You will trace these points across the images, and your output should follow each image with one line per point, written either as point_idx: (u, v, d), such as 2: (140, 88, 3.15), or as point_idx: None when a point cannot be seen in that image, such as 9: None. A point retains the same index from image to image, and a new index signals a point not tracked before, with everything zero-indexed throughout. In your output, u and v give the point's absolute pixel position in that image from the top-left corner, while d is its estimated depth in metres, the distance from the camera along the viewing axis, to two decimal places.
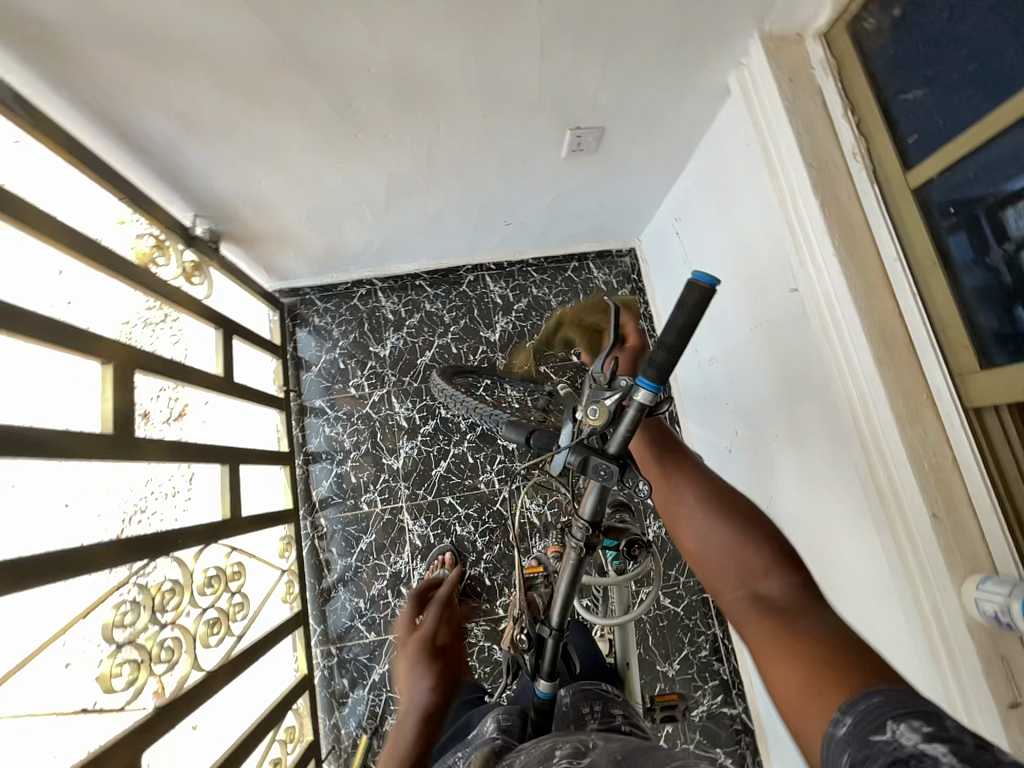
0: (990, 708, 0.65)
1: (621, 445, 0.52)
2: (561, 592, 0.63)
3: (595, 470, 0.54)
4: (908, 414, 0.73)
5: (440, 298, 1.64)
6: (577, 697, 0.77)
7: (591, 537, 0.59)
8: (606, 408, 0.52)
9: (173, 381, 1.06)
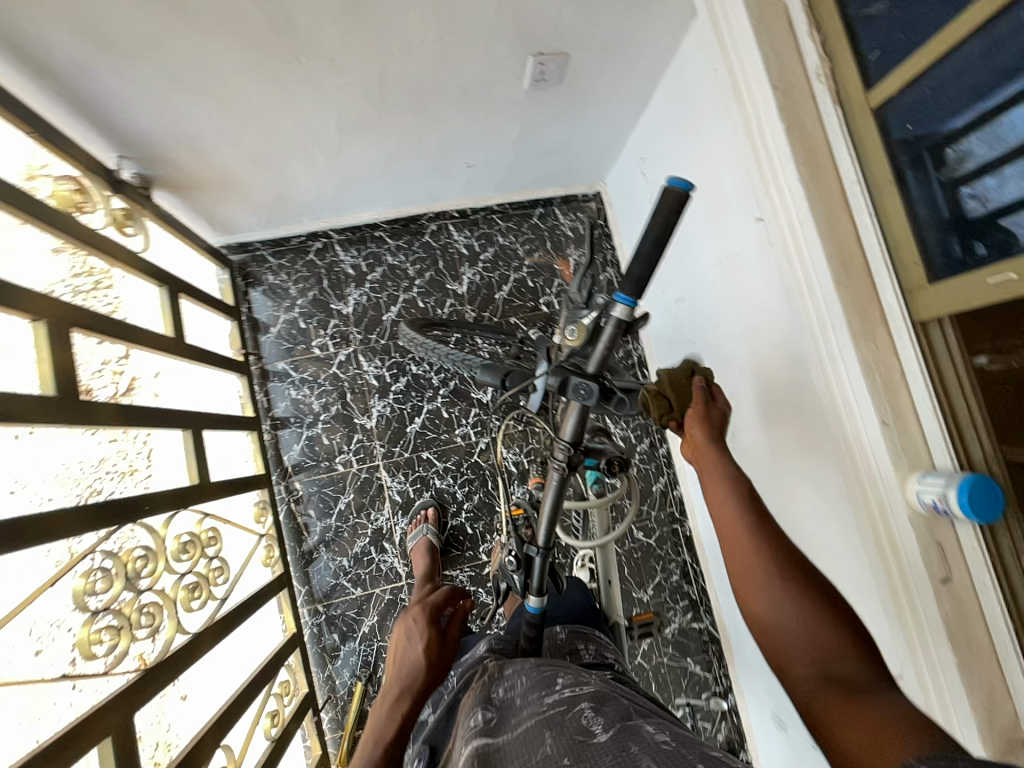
0: (927, 588, 0.73)
1: (599, 362, 0.55)
2: (546, 511, 0.65)
3: (575, 390, 0.57)
4: (863, 333, 0.77)
5: (402, 250, 1.57)
6: (572, 634, 0.81)
7: (572, 457, 0.61)
8: (582, 326, 0.55)
9: (116, 341, 0.99)
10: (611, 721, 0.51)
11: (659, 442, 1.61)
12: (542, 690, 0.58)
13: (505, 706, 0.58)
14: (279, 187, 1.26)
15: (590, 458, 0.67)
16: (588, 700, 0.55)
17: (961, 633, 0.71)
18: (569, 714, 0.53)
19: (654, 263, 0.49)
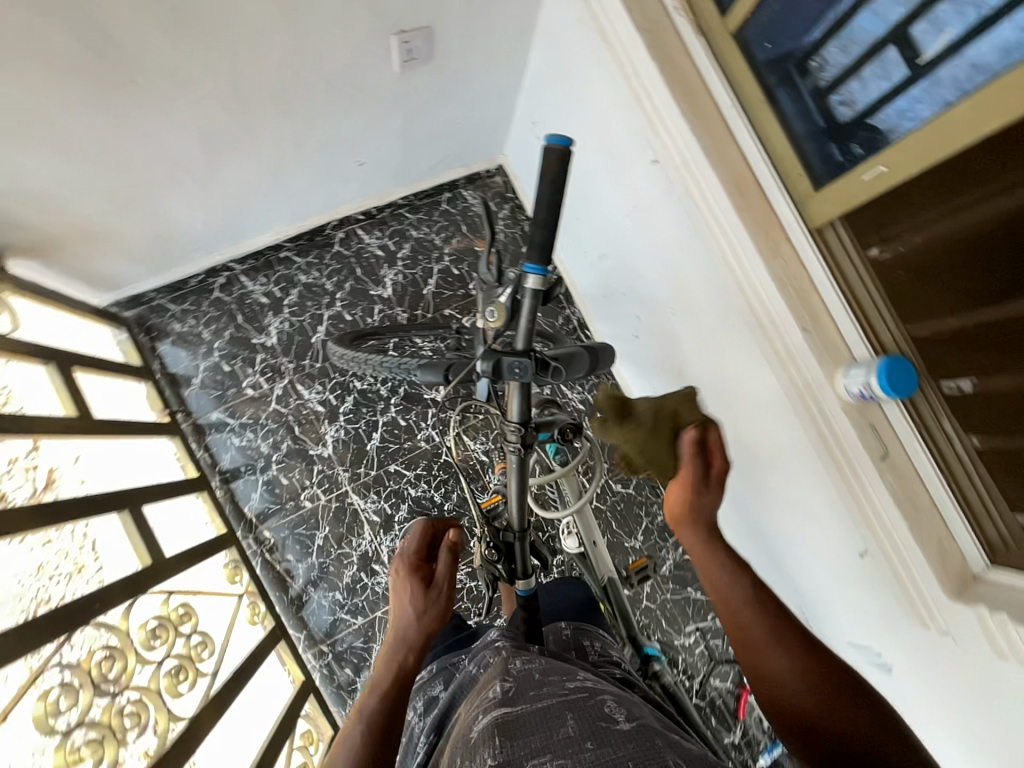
0: (872, 469, 0.79)
1: (526, 337, 0.54)
2: (513, 496, 0.65)
3: (510, 370, 0.55)
4: (769, 251, 0.81)
5: (315, 266, 1.48)
6: (577, 630, 0.83)
7: (527, 437, 0.61)
8: (501, 306, 0.54)
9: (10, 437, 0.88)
10: (632, 715, 0.53)
11: None
12: (563, 675, 0.60)
13: (524, 680, 0.60)
14: (157, 228, 1.15)
15: (543, 433, 0.66)
16: (609, 695, 0.57)
17: (906, 499, 0.79)
18: (591, 701, 0.56)
19: (555, 225, 0.48)
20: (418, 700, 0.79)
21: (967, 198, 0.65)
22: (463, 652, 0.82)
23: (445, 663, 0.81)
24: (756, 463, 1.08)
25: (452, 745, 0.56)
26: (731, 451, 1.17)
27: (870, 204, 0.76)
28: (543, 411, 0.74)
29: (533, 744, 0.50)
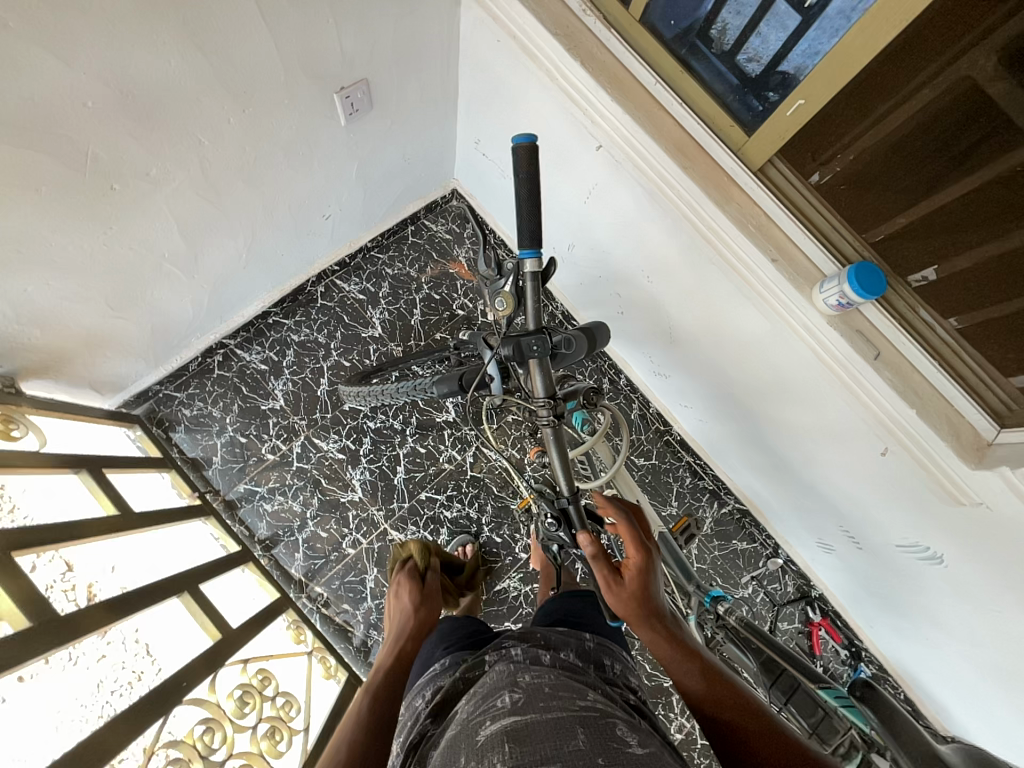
0: (869, 370, 0.85)
1: (537, 315, 0.60)
2: (557, 463, 0.69)
3: (529, 348, 0.62)
4: (723, 198, 0.88)
5: (304, 324, 1.54)
6: (600, 644, 0.69)
7: (557, 407, 0.66)
8: (507, 293, 0.60)
9: (61, 547, 0.91)
10: (645, 741, 0.46)
11: (618, 375, 1.70)
12: (572, 692, 0.52)
13: (534, 691, 0.51)
14: (153, 321, 1.19)
15: (571, 402, 0.71)
16: (621, 716, 0.49)
17: (909, 390, 0.84)
18: (602, 719, 0.47)
19: (535, 215, 0.54)
20: (425, 690, 0.68)
21: (881, 111, 0.75)
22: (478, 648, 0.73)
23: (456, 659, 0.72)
24: (763, 399, 1.13)
25: (443, 744, 0.48)
26: (736, 395, 1.22)
27: (799, 136, 0.83)
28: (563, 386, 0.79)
29: (543, 752, 0.41)
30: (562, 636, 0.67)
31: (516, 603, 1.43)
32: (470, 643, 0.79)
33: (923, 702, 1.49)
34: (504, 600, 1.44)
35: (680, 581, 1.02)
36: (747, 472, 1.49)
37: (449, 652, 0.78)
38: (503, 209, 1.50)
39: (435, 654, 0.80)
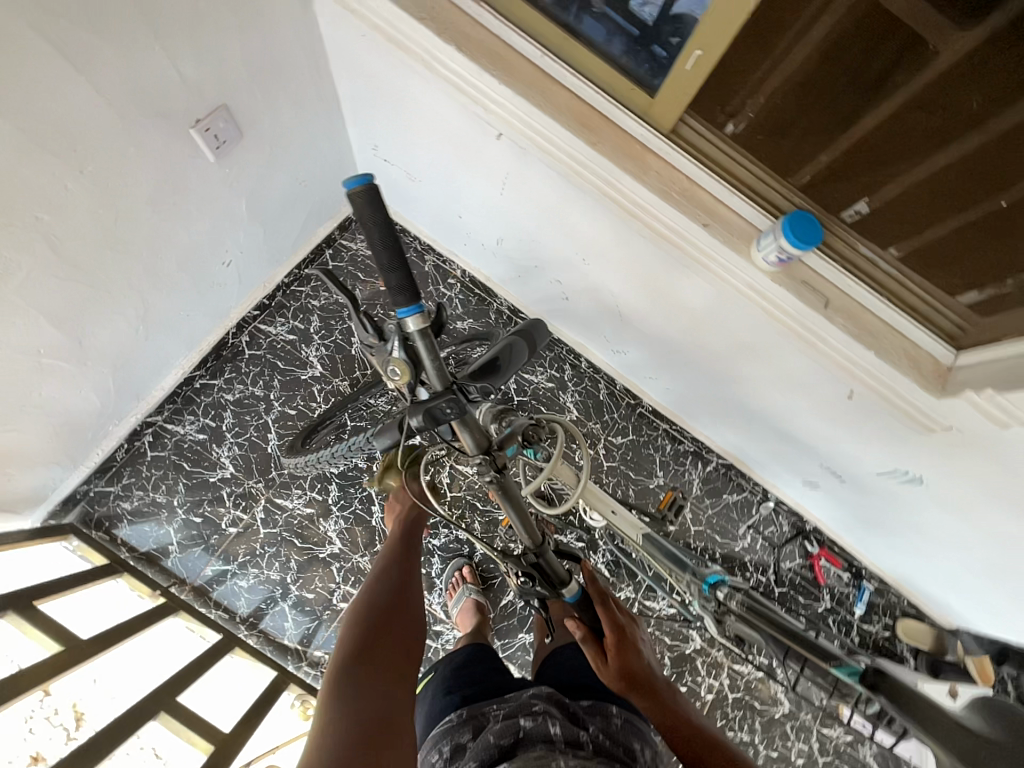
0: (821, 319, 0.81)
1: (439, 377, 0.58)
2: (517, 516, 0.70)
3: (443, 412, 0.59)
4: (640, 167, 0.81)
5: (236, 381, 1.41)
6: (627, 721, 0.70)
7: (497, 461, 0.66)
8: (399, 361, 0.57)
9: (15, 702, 0.80)
10: None
11: (578, 359, 1.65)
12: None
13: None
14: (55, 423, 1.06)
15: (511, 447, 0.67)
16: None
17: (863, 330, 0.81)
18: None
19: (403, 269, 0.52)
20: (443, 743, 0.67)
21: (785, 44, 0.69)
22: (496, 702, 0.70)
23: (474, 710, 0.70)
24: (724, 361, 1.10)
25: None
26: (698, 360, 1.18)
27: (705, 86, 0.77)
28: (501, 423, 0.74)
29: None
30: (587, 712, 0.69)
31: (524, 614, 1.39)
32: (484, 690, 0.77)
33: (927, 605, 1.54)
34: (512, 613, 1.39)
35: (676, 571, 1.02)
36: (723, 428, 1.47)
37: (464, 698, 0.76)
38: (427, 213, 1.40)
39: (450, 701, 0.77)
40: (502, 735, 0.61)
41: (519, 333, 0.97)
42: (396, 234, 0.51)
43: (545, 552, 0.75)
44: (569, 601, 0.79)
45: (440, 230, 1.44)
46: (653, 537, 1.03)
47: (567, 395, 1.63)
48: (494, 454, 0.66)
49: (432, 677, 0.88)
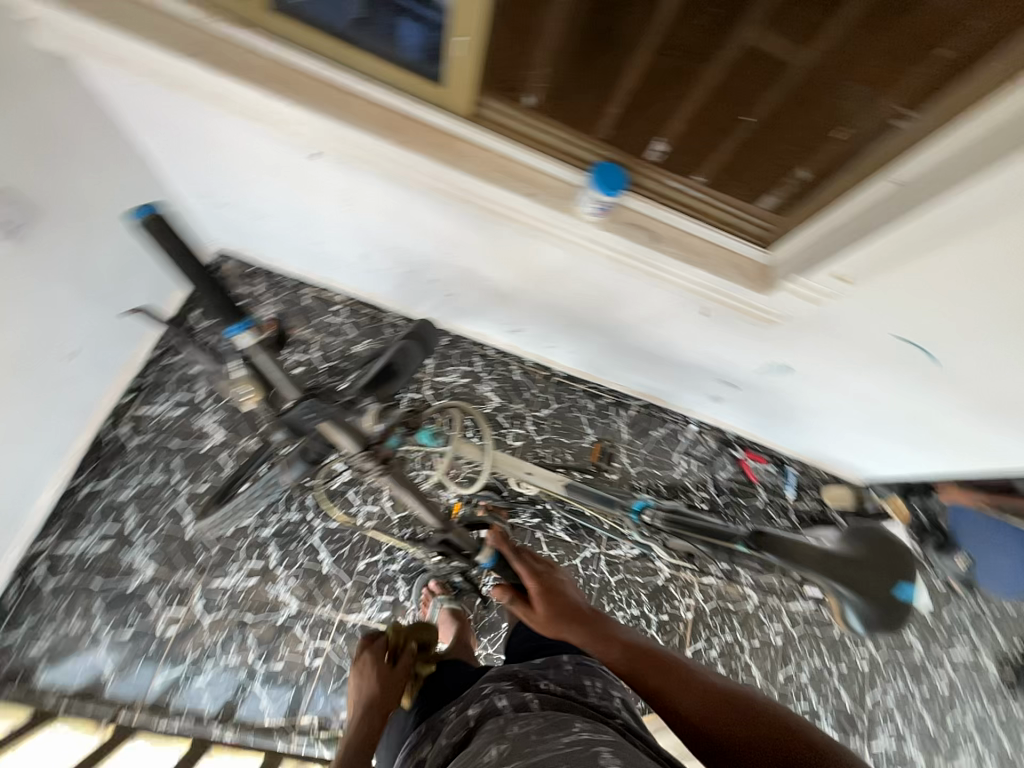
0: (655, 254, 0.90)
1: (286, 382, 0.80)
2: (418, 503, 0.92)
3: (305, 414, 0.80)
4: (460, 154, 0.84)
5: (128, 476, 1.30)
6: (577, 665, 0.81)
7: (380, 452, 0.88)
8: (247, 380, 0.80)
9: None
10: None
11: (484, 349, 1.68)
12: (560, 731, 0.63)
13: (518, 739, 0.63)
14: None
15: (393, 438, 0.91)
16: (604, 746, 0.60)
17: (693, 253, 0.91)
18: (585, 753, 0.59)
19: (226, 301, 0.74)
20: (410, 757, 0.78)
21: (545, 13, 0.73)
22: (453, 705, 0.79)
23: (429, 723, 0.81)
24: (600, 311, 1.19)
25: None
26: (583, 317, 1.26)
27: (490, 65, 0.80)
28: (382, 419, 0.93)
29: None
30: (538, 670, 0.80)
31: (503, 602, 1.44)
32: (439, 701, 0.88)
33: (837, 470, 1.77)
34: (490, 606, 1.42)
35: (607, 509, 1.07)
36: (630, 373, 1.58)
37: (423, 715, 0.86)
38: (285, 246, 1.36)
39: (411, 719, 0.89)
40: (455, 732, 0.72)
41: (409, 335, 0.94)
42: (205, 270, 0.73)
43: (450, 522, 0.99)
44: (487, 566, 1.04)
45: (308, 261, 1.41)
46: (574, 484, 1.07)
47: (484, 385, 1.66)
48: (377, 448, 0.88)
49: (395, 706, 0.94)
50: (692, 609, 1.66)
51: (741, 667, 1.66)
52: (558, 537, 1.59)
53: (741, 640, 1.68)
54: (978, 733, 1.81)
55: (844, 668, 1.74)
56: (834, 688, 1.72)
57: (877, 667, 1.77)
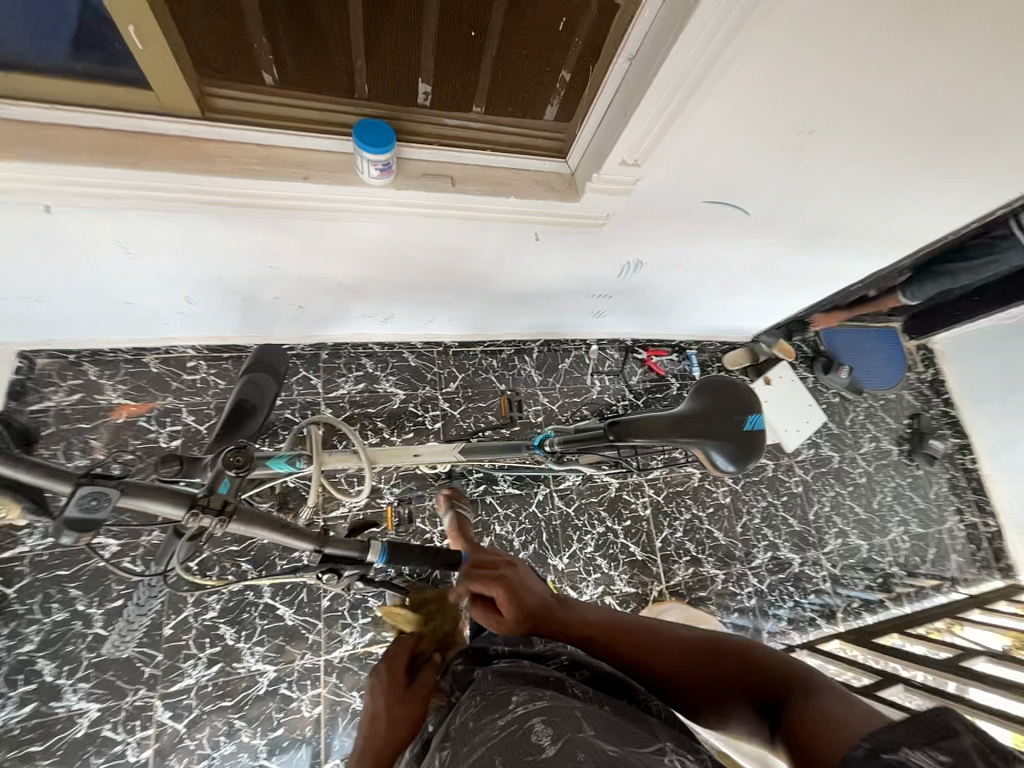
0: (459, 194, 0.87)
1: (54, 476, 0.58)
2: (286, 537, 0.70)
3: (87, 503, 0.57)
4: (212, 159, 0.77)
5: (22, 627, 1.15)
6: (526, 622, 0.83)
7: (212, 504, 0.62)
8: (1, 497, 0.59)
9: None
10: (559, 733, 0.56)
11: (369, 348, 1.62)
12: (493, 714, 0.62)
13: (451, 740, 0.62)
14: None
15: (224, 483, 0.65)
16: (537, 715, 0.59)
17: (495, 183, 0.90)
18: (520, 732, 0.57)
19: None
20: None
21: None
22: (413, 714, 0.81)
23: None
24: (452, 268, 1.18)
25: None
26: (442, 280, 1.24)
27: (197, 52, 0.72)
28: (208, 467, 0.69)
29: None
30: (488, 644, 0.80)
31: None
32: None
33: None
34: None
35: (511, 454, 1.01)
36: (514, 319, 1.60)
37: None
38: (97, 320, 1.21)
39: None
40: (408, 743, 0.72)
41: (255, 370, 0.97)
42: None
43: (333, 535, 0.74)
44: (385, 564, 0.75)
45: (133, 327, 1.27)
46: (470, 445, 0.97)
47: (384, 382, 1.61)
48: (207, 500, 0.63)
49: None
50: (649, 505, 1.79)
51: (706, 535, 1.83)
52: (508, 494, 1.63)
53: (697, 513, 1.85)
54: (899, 502, 2.15)
55: (785, 498, 1.98)
56: (783, 518, 1.95)
57: (810, 485, 2.03)
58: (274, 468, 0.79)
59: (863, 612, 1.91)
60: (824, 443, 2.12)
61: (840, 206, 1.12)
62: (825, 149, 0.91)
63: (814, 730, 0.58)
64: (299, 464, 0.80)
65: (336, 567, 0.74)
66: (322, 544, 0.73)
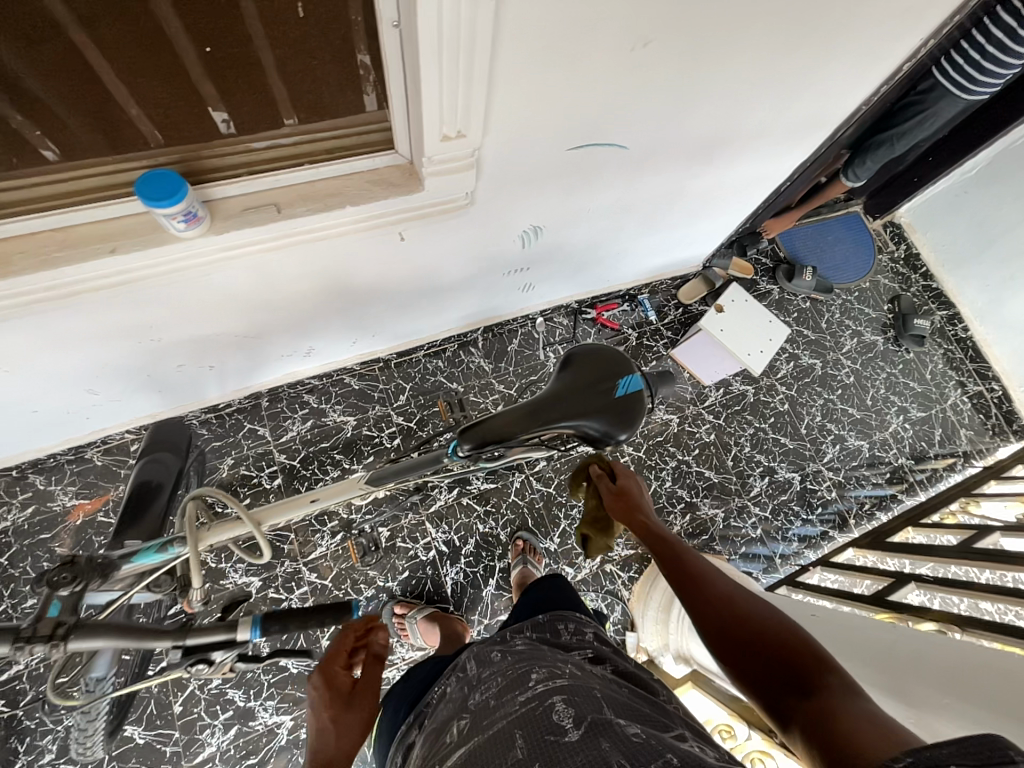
0: (286, 221, 0.82)
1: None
2: (141, 640, 0.60)
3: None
4: (8, 260, 0.73)
5: (38, 740, 1.18)
6: (552, 616, 0.92)
7: (45, 631, 0.54)
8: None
9: None
10: (581, 715, 0.59)
11: (308, 382, 1.58)
12: (518, 690, 0.68)
13: (480, 711, 0.69)
14: None
15: (55, 604, 0.56)
16: (558, 693, 0.64)
17: (325, 199, 0.84)
18: (541, 709, 0.62)
19: None
20: (399, 751, 0.83)
21: None
22: (442, 683, 0.87)
23: (418, 711, 0.86)
24: (341, 287, 1.12)
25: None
26: (340, 301, 1.19)
27: None
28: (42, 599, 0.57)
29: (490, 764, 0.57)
30: (532, 628, 0.90)
31: (474, 575, 1.50)
32: (420, 690, 0.92)
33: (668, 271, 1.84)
34: (464, 588, 1.49)
35: (435, 467, 0.99)
36: (441, 315, 1.54)
37: (410, 708, 0.90)
38: (12, 434, 1.20)
39: (398, 716, 0.92)
40: (442, 709, 0.79)
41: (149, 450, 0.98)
42: None
43: (196, 622, 0.62)
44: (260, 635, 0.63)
45: (54, 429, 1.25)
46: (375, 474, 0.97)
47: (332, 413, 1.58)
48: (34, 630, 0.54)
49: (384, 714, 0.98)
50: (632, 462, 1.76)
51: (696, 477, 1.79)
52: (485, 490, 1.59)
53: (683, 458, 1.80)
54: (894, 392, 2.05)
55: (772, 420, 1.92)
56: (773, 439, 1.89)
57: (796, 400, 1.96)
58: (144, 561, 0.70)
59: (876, 512, 1.86)
60: (803, 352, 2.03)
61: (719, 111, 1.02)
62: (667, 56, 0.81)
63: (846, 728, 0.50)
64: (174, 551, 0.70)
65: (205, 654, 0.61)
66: (184, 636, 0.62)
